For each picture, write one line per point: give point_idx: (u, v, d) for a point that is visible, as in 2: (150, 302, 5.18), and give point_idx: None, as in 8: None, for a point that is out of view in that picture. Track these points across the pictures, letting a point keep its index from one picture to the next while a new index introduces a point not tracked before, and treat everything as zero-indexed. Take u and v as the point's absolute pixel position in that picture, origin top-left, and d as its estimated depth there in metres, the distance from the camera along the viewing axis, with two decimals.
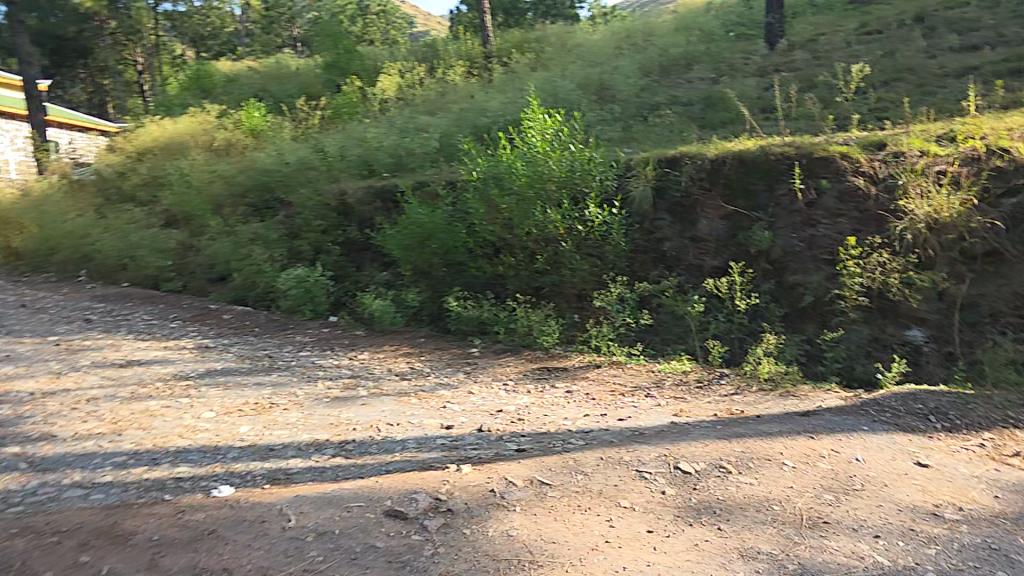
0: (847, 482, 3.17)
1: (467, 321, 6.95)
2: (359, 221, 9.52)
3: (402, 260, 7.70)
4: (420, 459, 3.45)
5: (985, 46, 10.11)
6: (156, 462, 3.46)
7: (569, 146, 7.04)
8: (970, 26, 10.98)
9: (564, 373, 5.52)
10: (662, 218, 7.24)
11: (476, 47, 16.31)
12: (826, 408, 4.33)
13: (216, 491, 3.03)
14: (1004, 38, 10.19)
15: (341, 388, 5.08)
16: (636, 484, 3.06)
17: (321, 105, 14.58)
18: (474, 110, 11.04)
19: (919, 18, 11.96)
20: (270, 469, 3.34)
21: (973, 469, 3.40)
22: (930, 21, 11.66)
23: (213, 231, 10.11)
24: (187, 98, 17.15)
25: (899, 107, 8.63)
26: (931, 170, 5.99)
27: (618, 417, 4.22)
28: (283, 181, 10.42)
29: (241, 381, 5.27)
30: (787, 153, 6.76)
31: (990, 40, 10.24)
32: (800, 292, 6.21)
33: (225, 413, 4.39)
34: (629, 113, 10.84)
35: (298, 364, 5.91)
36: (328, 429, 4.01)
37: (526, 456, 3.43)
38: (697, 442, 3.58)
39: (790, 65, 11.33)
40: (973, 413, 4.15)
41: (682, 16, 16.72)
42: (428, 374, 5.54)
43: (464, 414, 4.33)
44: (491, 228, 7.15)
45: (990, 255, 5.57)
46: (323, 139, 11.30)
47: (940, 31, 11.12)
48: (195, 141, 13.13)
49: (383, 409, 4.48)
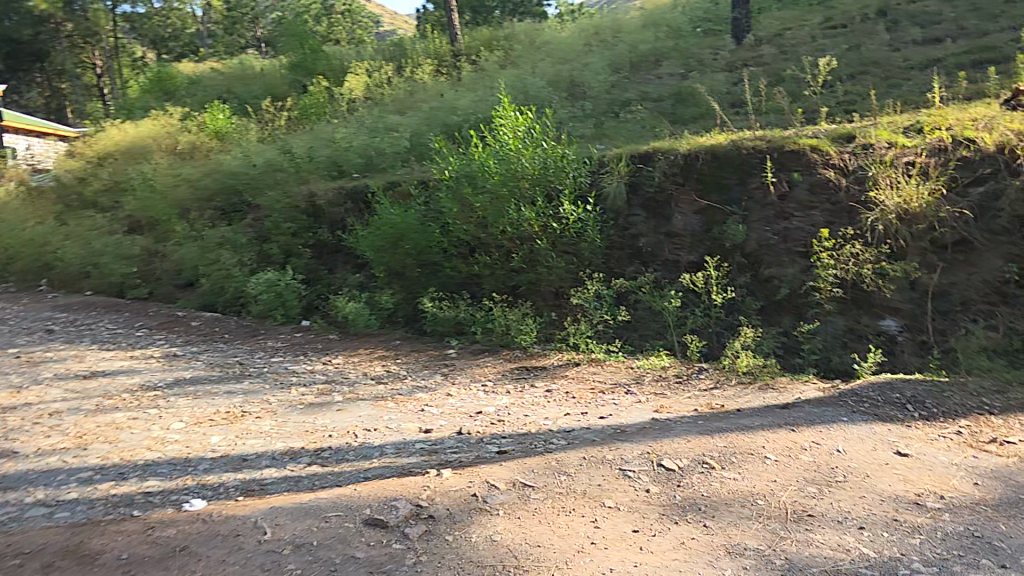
0: (829, 474, 3.16)
1: (443, 322, 6.87)
2: (330, 223, 9.38)
3: (375, 262, 7.60)
4: (400, 464, 3.37)
5: (947, 38, 10.28)
6: (123, 477, 3.33)
7: (542, 143, 6.98)
8: (932, 19, 11.17)
9: (543, 372, 5.47)
10: (637, 214, 7.25)
11: (443, 45, 16.20)
12: (806, 400, 4.34)
13: (188, 504, 2.92)
14: (965, 30, 10.38)
15: (315, 394, 4.98)
16: (620, 483, 3.02)
17: (287, 106, 14.36)
18: (445, 108, 10.95)
19: (882, 12, 12.13)
20: (243, 481, 3.23)
21: (952, 457, 3.42)
22: (893, 14, 11.84)
23: (181, 236, 9.89)
24: (149, 101, 16.77)
25: (866, 100, 8.74)
26: (900, 161, 6.06)
27: (599, 416, 4.18)
28: (251, 184, 10.25)
29: (212, 390, 5.13)
30: (758, 147, 6.79)
31: (952, 33, 10.42)
32: (775, 285, 6.24)
33: (195, 423, 4.25)
34: (600, 109, 10.83)
35: (271, 370, 5.77)
36: (303, 436, 3.91)
37: (508, 458, 3.37)
38: (679, 438, 3.55)
39: (758, 59, 11.42)
40: (948, 401, 4.19)
41: (650, 13, 16.79)
42: (404, 377, 5.45)
43: (443, 416, 4.25)
44: (465, 227, 7.08)
45: (959, 244, 5.65)
46: (291, 141, 11.12)
47: (903, 25, 11.28)
48: (159, 145, 12.84)
49: (360, 414, 4.39)
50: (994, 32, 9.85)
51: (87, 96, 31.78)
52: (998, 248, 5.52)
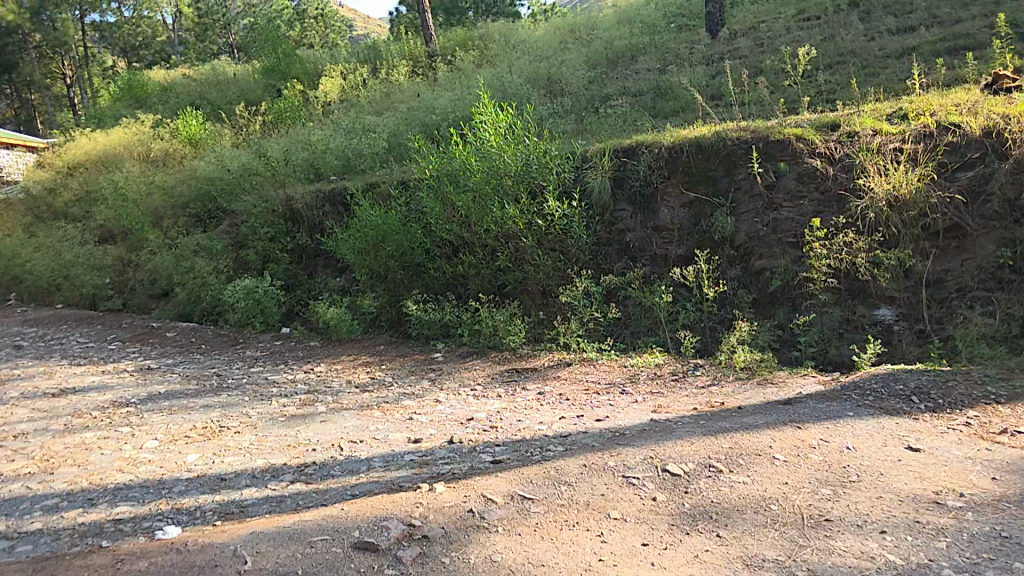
0: (842, 474, 3.01)
1: (429, 325, 6.69)
2: (308, 227, 9.05)
3: (356, 266, 7.38)
4: (388, 479, 3.17)
5: (921, 26, 10.20)
6: (92, 504, 3.08)
7: (524, 139, 6.78)
8: (904, 8, 11.11)
9: (534, 373, 5.29)
10: (623, 209, 7.08)
11: (418, 46, 15.92)
12: (808, 395, 4.20)
13: (161, 532, 2.68)
14: (938, 18, 10.29)
15: (297, 405, 4.75)
16: (624, 491, 2.84)
17: (261, 110, 14.02)
18: (422, 108, 10.70)
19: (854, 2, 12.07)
20: (221, 503, 3.01)
21: (966, 451, 3.30)
22: (865, 4, 11.78)
23: (154, 245, 9.58)
24: (119, 110, 16.34)
25: (846, 88, 8.63)
26: (887, 148, 5.94)
27: (596, 418, 3.99)
28: (227, 190, 9.97)
29: (188, 404, 4.88)
30: (743, 137, 6.64)
31: (925, 19, 10.36)
32: (767, 277, 6.09)
33: (170, 441, 4.01)
34: (579, 105, 10.64)
35: (250, 381, 5.53)
36: (285, 452, 3.69)
37: (503, 468, 3.18)
38: (682, 441, 3.38)
39: (735, 52, 11.31)
40: (953, 391, 4.08)
41: (623, 10, 16.69)
42: (390, 384, 5.23)
43: (432, 425, 4.04)
44: (448, 227, 6.87)
45: (952, 230, 5.55)
46: (266, 145, 10.82)
47: (877, 14, 11.22)
48: (131, 153, 12.48)
49: (345, 425, 4.17)
50: (967, 19, 9.79)
51: (58, 109, 31.04)
52: (991, 233, 5.46)
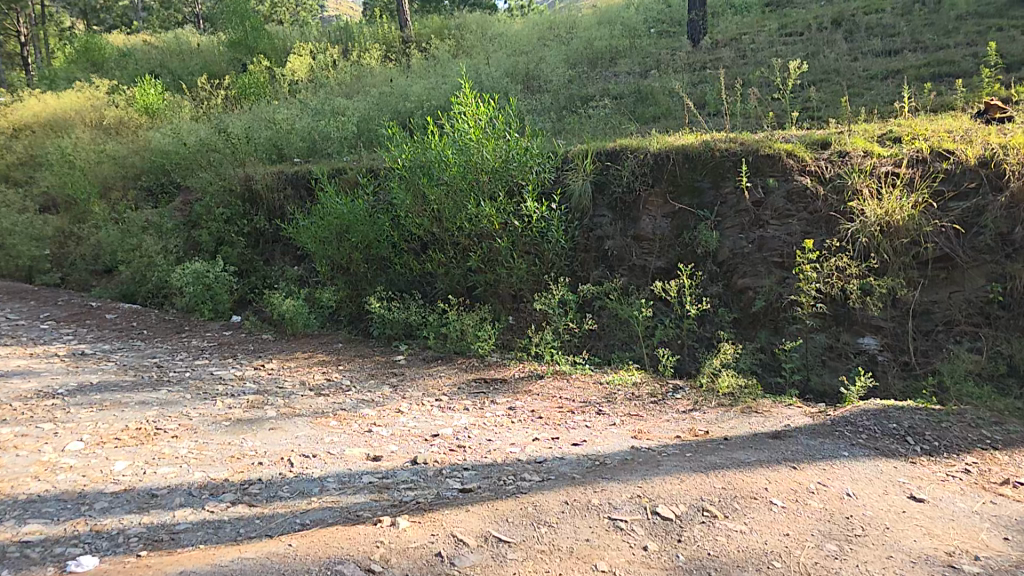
0: (846, 526, 2.72)
1: (392, 324, 6.29)
2: (267, 209, 8.49)
3: (317, 255, 6.92)
4: (342, 505, 2.78)
5: (905, 50, 10.13)
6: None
7: (505, 134, 6.39)
8: (887, 31, 11.04)
9: (505, 386, 4.93)
10: (603, 215, 6.78)
11: (393, 31, 15.44)
12: (797, 428, 3.93)
13: (74, 563, 2.24)
14: (921, 43, 10.22)
15: (244, 407, 4.30)
16: (612, 538, 2.50)
17: (224, 84, 13.34)
18: (396, 95, 10.25)
19: (837, 22, 12.02)
20: (149, 527, 2.57)
21: (971, 504, 3.05)
22: (848, 25, 11.71)
23: (99, 218, 8.94)
24: (73, 74, 15.47)
25: (832, 107, 8.49)
26: (879, 171, 5.76)
27: (572, 442, 3.66)
28: (182, 164, 9.35)
29: (121, 400, 4.38)
30: (732, 149, 6.38)
31: (909, 44, 10.29)
32: (750, 296, 5.84)
33: (97, 444, 3.54)
34: (558, 103, 10.30)
35: (193, 375, 5.04)
36: (226, 464, 3.25)
37: (475, 500, 2.81)
38: (671, 477, 3.04)
39: (718, 63, 11.12)
40: (948, 433, 3.85)
41: (604, 12, 16.46)
42: (347, 389, 4.81)
43: (393, 441, 3.66)
44: (419, 221, 6.45)
45: (941, 261, 5.40)
46: (228, 120, 10.21)
47: (860, 35, 11.14)
48: (82, 119, 11.68)
49: (296, 435, 3.75)
50: (952, 46, 9.72)
51: None
52: (982, 266, 5.33)
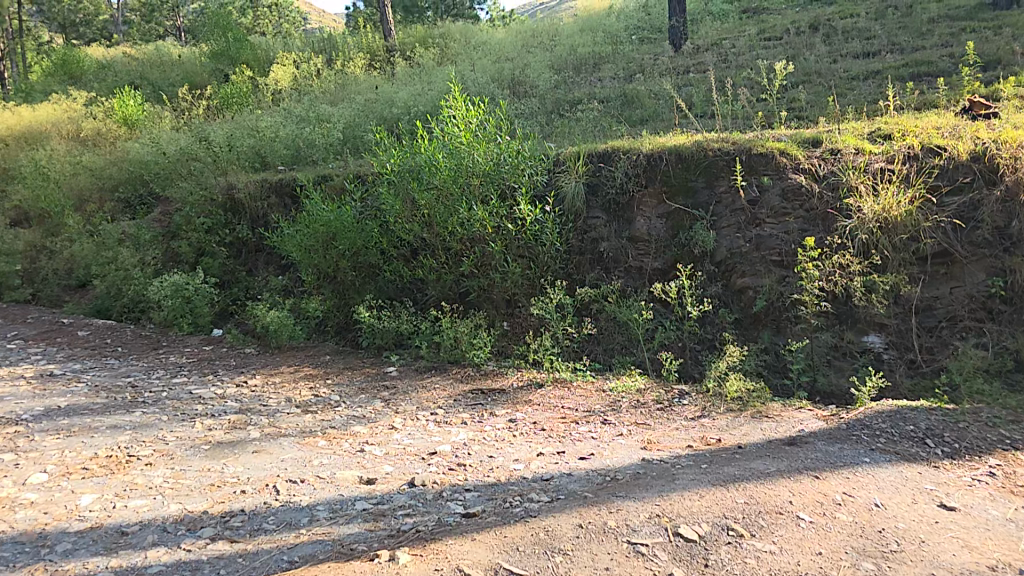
0: (880, 541, 2.54)
1: (382, 334, 6.07)
2: (251, 219, 8.24)
3: (302, 264, 6.67)
4: (335, 537, 2.56)
5: (883, 51, 10.07)
6: None
7: (496, 137, 6.21)
8: (864, 34, 10.99)
9: (503, 396, 4.72)
10: (597, 216, 6.59)
11: (376, 40, 15.22)
12: (812, 433, 3.76)
13: None
14: (897, 45, 10.16)
15: (225, 429, 4.05)
16: (633, 565, 2.29)
17: (206, 94, 13.04)
18: (382, 102, 10.05)
19: (814, 27, 11.98)
20: (116, 571, 2.32)
21: (1004, 511, 2.89)
22: (824, 29, 11.67)
23: (73, 231, 8.63)
24: (50, 87, 15.10)
25: (817, 107, 8.39)
26: (873, 168, 5.64)
27: (579, 456, 3.47)
28: (161, 174, 9.09)
29: (92, 424, 4.12)
30: (725, 148, 6.24)
31: (886, 46, 10.24)
32: (751, 296, 5.68)
33: (62, 475, 3.28)
34: (546, 107, 10.12)
35: (171, 395, 4.78)
36: (205, 494, 3.02)
37: (480, 527, 2.60)
38: (689, 493, 2.86)
39: (701, 66, 11.02)
40: (967, 434, 3.69)
41: (584, 20, 16.36)
42: (337, 405, 4.58)
43: (389, 461, 3.44)
44: (407, 226, 6.22)
45: (940, 257, 5.30)
46: (209, 129, 9.94)
47: (837, 38, 11.10)
48: (59, 131, 11.33)
49: (282, 458, 3.53)
50: (930, 47, 9.67)
51: None
52: (980, 261, 5.24)
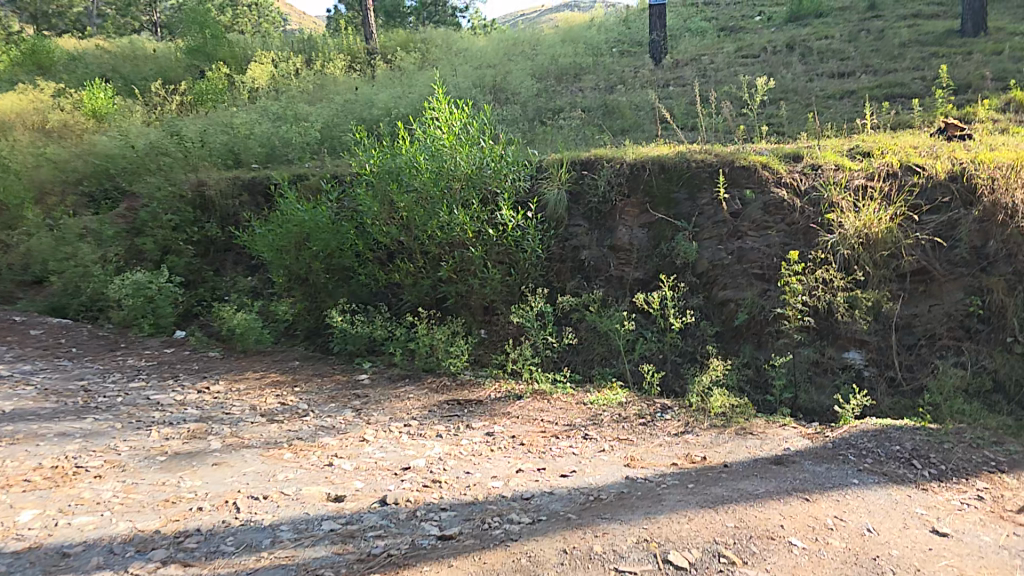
0: (875, 569, 2.43)
1: (355, 340, 5.87)
2: (221, 217, 8.09)
3: (273, 265, 6.44)
4: (299, 562, 2.36)
5: (857, 72, 10.16)
6: None
7: (479, 140, 6.07)
8: (840, 54, 11.09)
9: (480, 407, 4.56)
10: (578, 225, 6.50)
11: (357, 42, 14.99)
12: (798, 452, 3.66)
13: None
14: (870, 66, 10.25)
15: (184, 439, 3.82)
16: None
17: (179, 89, 12.66)
18: (361, 103, 9.88)
19: (790, 46, 12.07)
20: None
21: (996, 537, 2.79)
22: (800, 48, 11.76)
23: (31, 224, 8.20)
24: (15, 75, 14.54)
25: (795, 123, 8.40)
26: (854, 184, 5.63)
27: (561, 473, 3.32)
28: (129, 169, 8.79)
29: (39, 432, 3.84)
30: (708, 161, 6.21)
31: (860, 67, 10.34)
32: (732, 309, 5.59)
33: (1, 487, 3.03)
34: (527, 114, 10.00)
35: (127, 402, 4.51)
36: (159, 512, 2.80)
37: (457, 551, 2.43)
38: (677, 516, 2.72)
39: (680, 80, 11.02)
40: (952, 455, 3.62)
41: (566, 30, 16.32)
42: (306, 413, 4.38)
43: (360, 476, 3.26)
44: (384, 229, 6.02)
45: (919, 274, 5.25)
46: (181, 124, 9.63)
47: (813, 57, 11.18)
48: (23, 121, 10.85)
49: (245, 471, 3.31)
50: (904, 70, 9.77)
51: None
52: (959, 280, 5.16)
